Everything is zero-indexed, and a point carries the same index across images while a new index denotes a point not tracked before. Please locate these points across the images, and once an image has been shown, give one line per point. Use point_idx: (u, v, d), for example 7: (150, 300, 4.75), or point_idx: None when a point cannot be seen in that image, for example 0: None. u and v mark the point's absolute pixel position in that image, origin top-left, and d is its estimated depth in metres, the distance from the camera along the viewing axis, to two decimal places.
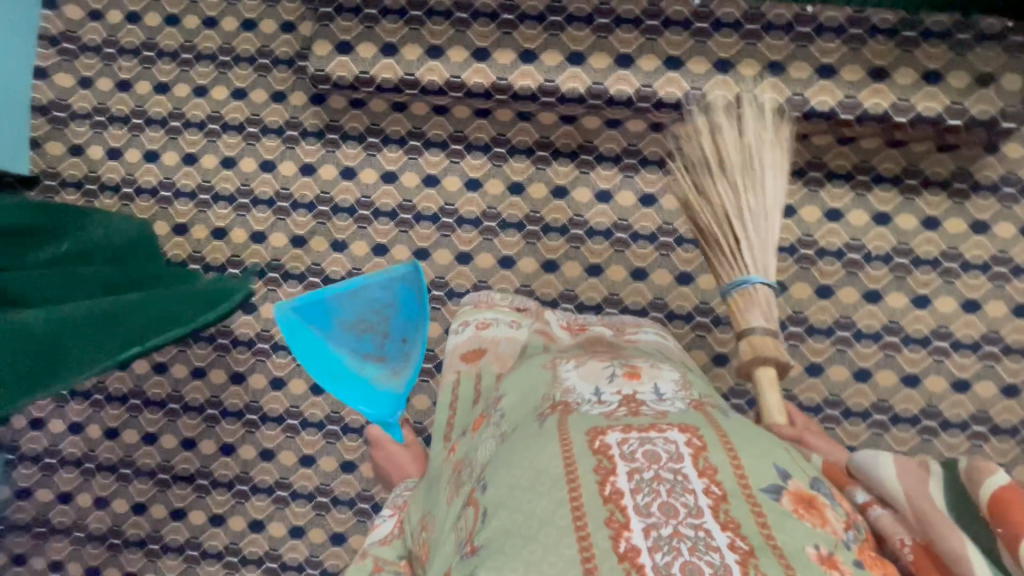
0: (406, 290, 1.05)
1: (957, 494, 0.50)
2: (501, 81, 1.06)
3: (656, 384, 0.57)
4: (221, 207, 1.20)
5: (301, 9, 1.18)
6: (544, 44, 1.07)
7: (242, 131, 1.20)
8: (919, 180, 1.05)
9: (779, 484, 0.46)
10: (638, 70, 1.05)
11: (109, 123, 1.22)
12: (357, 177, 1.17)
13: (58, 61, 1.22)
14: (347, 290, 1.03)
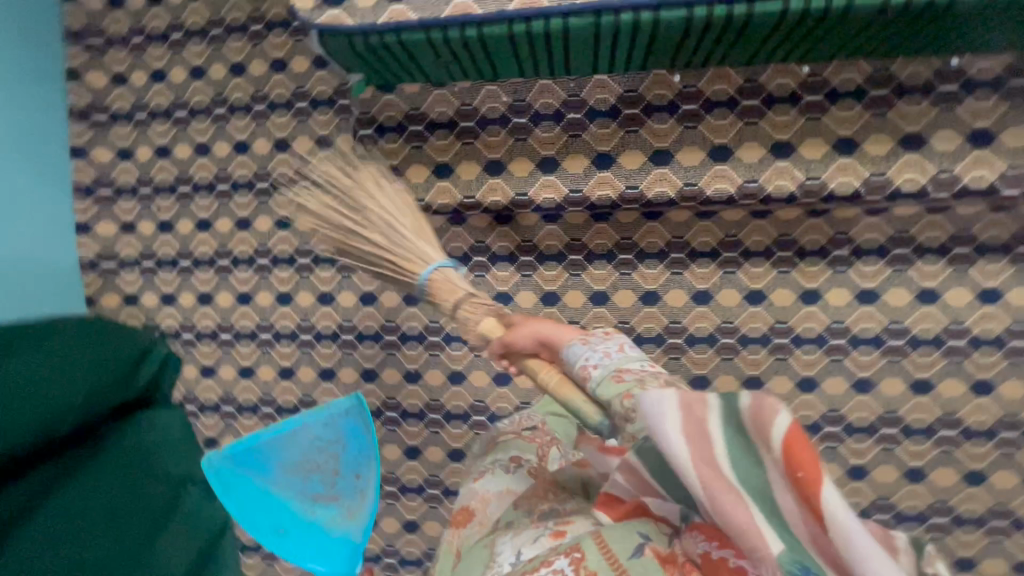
0: (352, 425, 0.96)
1: (734, 437, 0.41)
2: (466, 200, 1.13)
3: (574, 530, 0.64)
4: (239, 341, 1.35)
5: (291, 123, 1.27)
6: (507, 151, 1.11)
7: (253, 264, 1.32)
8: (856, 252, 1.10)
9: (641, 543, 0.53)
10: (619, 168, 1.07)
11: (156, 268, 1.36)
12: (377, 303, 1.28)
13: (97, 209, 1.36)
14: (283, 432, 0.93)
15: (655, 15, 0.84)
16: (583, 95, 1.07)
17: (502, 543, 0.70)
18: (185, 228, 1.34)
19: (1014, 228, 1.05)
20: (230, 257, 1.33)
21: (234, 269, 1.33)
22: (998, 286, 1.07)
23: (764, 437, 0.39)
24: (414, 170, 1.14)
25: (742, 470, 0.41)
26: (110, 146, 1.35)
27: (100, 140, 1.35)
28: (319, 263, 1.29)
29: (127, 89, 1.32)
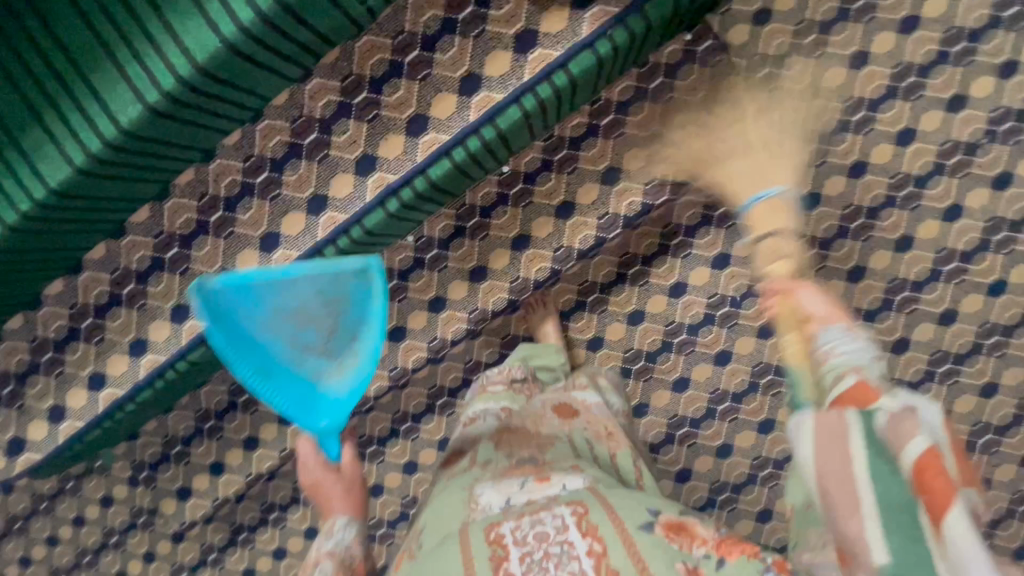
0: (360, 288, 0.67)
1: (874, 448, 0.50)
2: (431, 344, 1.14)
3: (563, 480, 0.69)
4: None
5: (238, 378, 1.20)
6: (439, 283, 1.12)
7: (301, 500, 1.37)
8: None
9: (651, 519, 0.62)
10: (540, 240, 1.09)
11: (223, 554, 1.41)
12: (420, 467, 1.31)
13: (148, 536, 1.43)
14: (282, 283, 0.66)
15: (495, 126, 0.88)
16: (468, 201, 1.09)
17: (483, 485, 0.72)
18: (225, 508, 1.38)
19: (888, 72, 1.09)
20: (276, 508, 1.37)
21: (288, 514, 1.37)
22: (907, 125, 1.10)
23: (899, 457, 0.49)
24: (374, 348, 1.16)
25: (882, 483, 0.49)
26: (122, 480, 1.39)
27: (110, 480, 1.40)
28: None
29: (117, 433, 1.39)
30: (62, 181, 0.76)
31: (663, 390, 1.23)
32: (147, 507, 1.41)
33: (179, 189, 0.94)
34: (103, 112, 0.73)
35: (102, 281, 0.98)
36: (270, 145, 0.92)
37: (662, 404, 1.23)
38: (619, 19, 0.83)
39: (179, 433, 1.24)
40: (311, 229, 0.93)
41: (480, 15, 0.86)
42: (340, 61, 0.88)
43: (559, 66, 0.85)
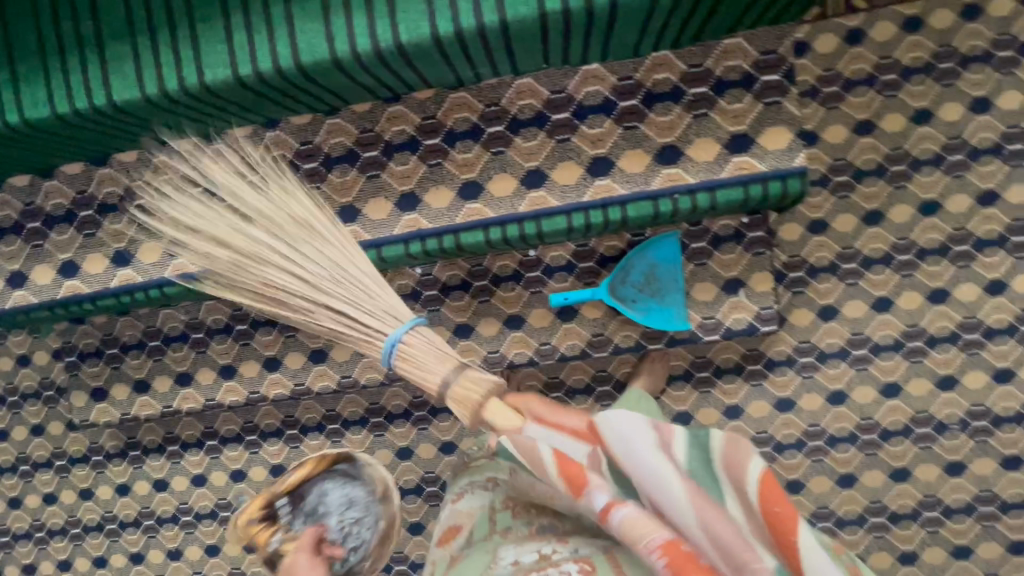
0: (671, 301, 1.06)
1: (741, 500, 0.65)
2: (390, 372, 1.16)
3: (591, 572, 0.62)
4: (201, 521, 1.38)
5: (203, 314, 1.21)
6: (425, 322, 1.14)
7: (202, 446, 1.36)
8: (767, 365, 1.17)
9: None
10: (532, 329, 1.11)
11: (108, 460, 1.40)
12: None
13: (46, 411, 1.40)
14: (670, 269, 1.06)
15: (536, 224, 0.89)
16: (485, 264, 1.11)
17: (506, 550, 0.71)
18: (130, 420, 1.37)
19: (901, 327, 1.13)
20: (178, 442, 1.37)
21: (186, 452, 1.37)
22: (896, 380, 1.15)
23: (744, 482, 0.59)
24: (337, 350, 1.17)
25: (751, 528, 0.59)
26: (46, 349, 1.36)
27: (34, 343, 1.37)
28: (265, 438, 1.33)
29: None
30: (125, 100, 0.77)
31: None
32: (56, 385, 1.38)
33: (230, 140, 0.96)
34: (192, 61, 0.75)
35: (118, 183, 0.99)
36: (331, 142, 0.94)
37: None
38: (688, 190, 0.87)
39: (122, 338, 1.23)
40: (332, 233, 0.94)
41: (569, 124, 0.90)
42: (430, 102, 0.91)
43: (620, 203, 0.87)
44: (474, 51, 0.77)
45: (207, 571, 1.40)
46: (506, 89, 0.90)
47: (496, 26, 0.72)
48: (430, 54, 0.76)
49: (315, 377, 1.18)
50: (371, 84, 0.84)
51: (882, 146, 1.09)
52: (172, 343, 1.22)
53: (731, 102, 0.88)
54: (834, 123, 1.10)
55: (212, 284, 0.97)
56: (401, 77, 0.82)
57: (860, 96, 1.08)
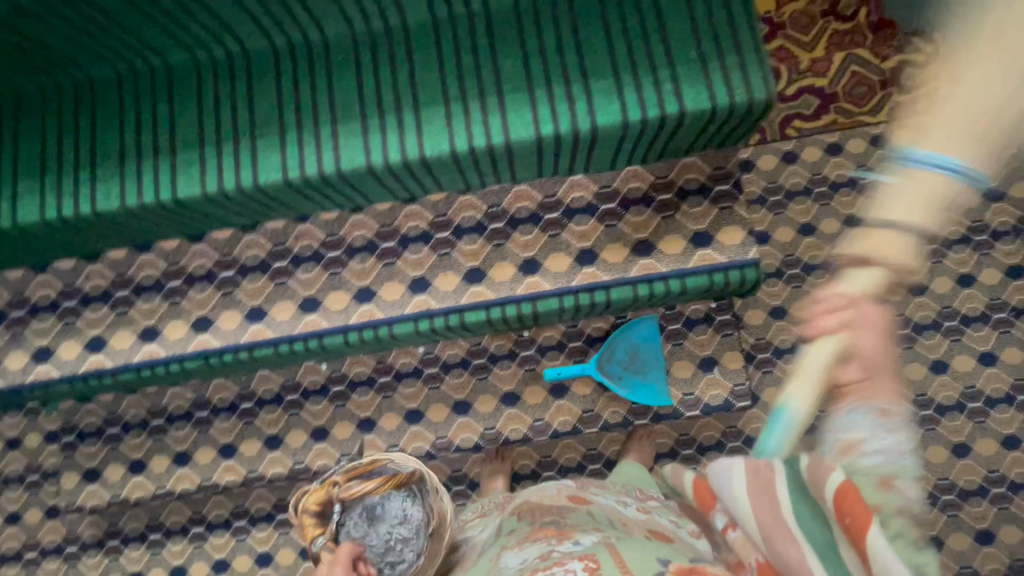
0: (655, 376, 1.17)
1: (797, 491, 0.52)
2: (389, 448, 1.20)
3: (577, 538, 0.69)
4: None
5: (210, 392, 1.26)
6: (425, 399, 1.21)
7: (187, 533, 1.32)
8: (745, 440, 1.25)
9: (661, 567, 0.62)
10: (526, 405, 1.19)
11: (83, 550, 1.34)
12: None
13: (26, 497, 1.36)
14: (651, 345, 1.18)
15: (532, 304, 1.03)
16: (483, 343, 1.22)
17: (506, 556, 0.72)
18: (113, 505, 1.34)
19: None
20: (161, 529, 1.33)
21: (168, 540, 1.32)
22: None
23: (819, 490, 0.49)
24: (338, 427, 1.22)
25: (805, 521, 0.51)
26: (39, 431, 1.36)
27: (27, 424, 1.37)
28: (255, 523, 1.31)
29: None
30: (191, 194, 0.92)
31: None
32: (42, 468, 1.36)
33: (265, 232, 1.10)
34: (250, 166, 0.91)
35: (156, 268, 1.10)
36: (354, 235, 1.09)
37: None
38: (661, 277, 1.02)
39: (126, 417, 1.26)
40: (349, 311, 1.05)
41: (560, 223, 1.07)
42: (442, 203, 1.09)
43: (604, 288, 1.03)
44: (483, 161, 0.95)
45: None
46: (507, 194, 1.09)
47: (502, 144, 0.90)
48: (447, 163, 0.93)
49: (314, 455, 1.21)
50: (398, 185, 1.00)
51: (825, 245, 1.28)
52: (175, 420, 1.25)
53: (692, 205, 1.06)
54: (782, 225, 1.30)
55: (230, 358, 1.05)
56: (421, 180, 0.99)
57: (801, 204, 1.29)
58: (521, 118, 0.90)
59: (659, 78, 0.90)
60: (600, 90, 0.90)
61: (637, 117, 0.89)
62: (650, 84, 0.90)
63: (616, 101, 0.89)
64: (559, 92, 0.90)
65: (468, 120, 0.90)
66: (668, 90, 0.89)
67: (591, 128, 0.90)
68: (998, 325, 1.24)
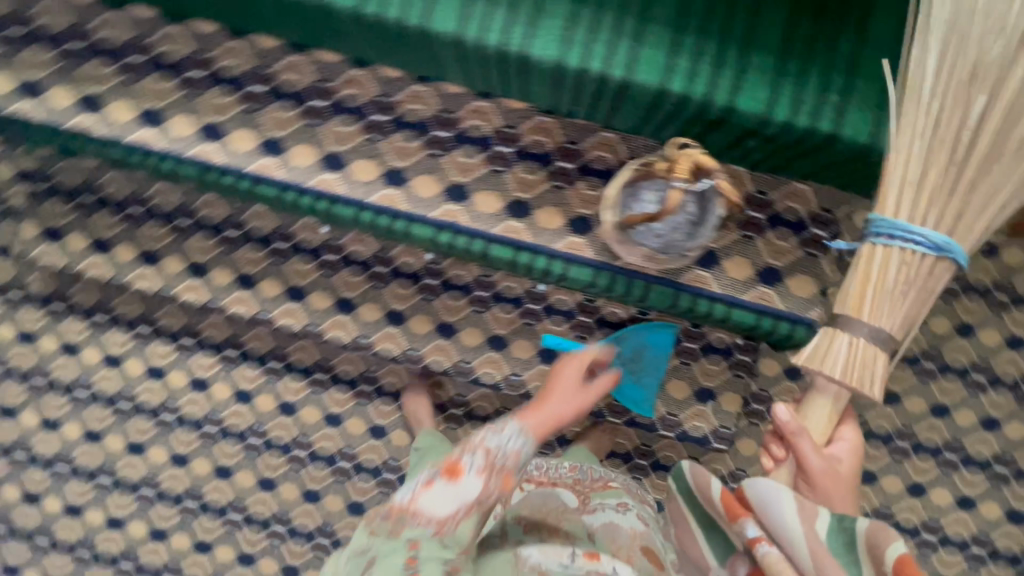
0: (650, 384, 1.11)
1: (847, 543, 0.69)
2: (308, 326, 1.16)
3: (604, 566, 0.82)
4: (64, 389, 1.33)
5: (142, 188, 1.16)
6: (363, 293, 1.17)
7: (92, 317, 1.29)
8: (649, 461, 1.23)
9: None
10: (458, 342, 1.15)
11: None
12: (207, 391, 1.30)
13: None
14: (661, 357, 1.10)
15: (484, 245, 0.98)
16: (442, 265, 1.14)
17: (528, 550, 0.83)
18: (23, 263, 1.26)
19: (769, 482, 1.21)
20: (68, 304, 1.28)
21: (71, 319, 1.29)
22: None
23: None
24: (266, 284, 1.17)
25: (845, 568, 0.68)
26: None
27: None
28: (158, 336, 1.29)
29: None
30: None
31: None
32: None
33: (252, 46, 1.00)
34: None
35: (121, 33, 1.00)
36: (347, 91, 1.01)
37: None
38: (625, 274, 0.96)
39: (56, 179, 1.17)
40: (311, 173, 0.99)
41: (568, 175, 1.00)
42: (455, 97, 1.00)
43: (566, 260, 0.97)
44: (513, 70, 0.87)
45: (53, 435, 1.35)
46: (526, 119, 1.00)
47: (542, 60, 0.82)
48: (478, 53, 0.84)
49: (233, 300, 1.16)
50: (431, 61, 0.92)
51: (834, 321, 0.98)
52: (105, 207, 1.17)
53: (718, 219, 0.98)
54: (802, 277, 0.97)
55: (192, 170, 0.99)
56: (448, 64, 0.91)
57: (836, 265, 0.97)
58: (573, 38, 0.82)
59: (728, 60, 0.81)
60: (651, 39, 0.81)
61: (677, 87, 0.81)
62: (716, 61, 0.81)
63: (665, 61, 0.81)
64: (607, 23, 0.81)
65: (520, 20, 0.82)
66: (732, 77, 0.81)
67: (625, 78, 0.82)
68: (940, 464, 1.19)
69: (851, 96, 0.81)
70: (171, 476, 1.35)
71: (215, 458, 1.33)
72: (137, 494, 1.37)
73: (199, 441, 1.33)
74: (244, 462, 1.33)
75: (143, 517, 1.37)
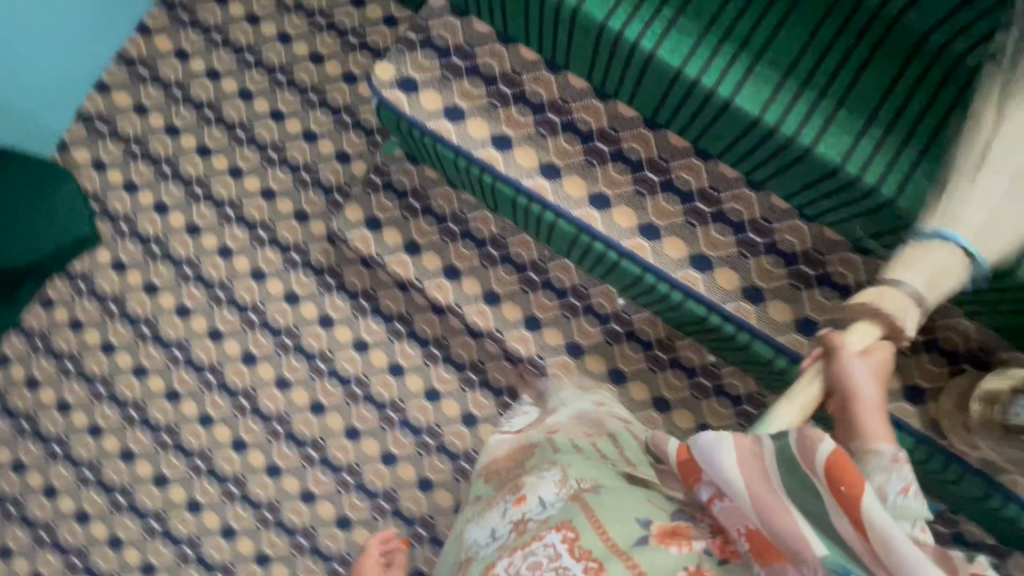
0: None
1: (788, 466, 0.56)
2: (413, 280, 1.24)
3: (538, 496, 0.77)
4: (162, 262, 1.41)
5: (328, 126, 1.41)
6: (470, 266, 1.24)
7: (220, 208, 1.41)
8: None
9: (641, 528, 0.68)
10: (540, 337, 1.21)
11: (141, 157, 1.43)
12: (297, 306, 1.37)
13: (124, 79, 1.44)
14: None
15: (605, 249, 1.02)
16: (548, 266, 1.21)
17: (478, 523, 0.84)
18: (185, 144, 1.43)
19: None
20: (206, 189, 1.42)
21: (201, 202, 1.42)
22: None
23: (812, 461, 0.53)
24: (387, 234, 1.25)
25: (802, 495, 0.56)
26: (180, 43, 1.44)
27: (166, 30, 1.44)
28: (272, 244, 1.39)
29: (221, 10, 1.45)
30: None
31: (446, 490, 1.29)
32: (159, 74, 1.44)
33: (468, 27, 1.06)
34: None
35: None
36: (530, 87, 1.05)
37: (438, 494, 1.29)
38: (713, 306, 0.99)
39: (252, 100, 1.43)
40: (479, 144, 1.03)
41: (702, 217, 1.01)
42: (626, 119, 1.03)
43: (658, 276, 1.00)
44: (676, 95, 0.88)
45: (130, 299, 1.42)
46: (678, 156, 1.02)
47: (710, 94, 0.84)
48: (655, 72, 0.86)
49: (358, 238, 1.26)
50: (605, 64, 0.94)
51: (922, 424, 0.94)
52: (295, 129, 1.42)
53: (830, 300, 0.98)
54: (891, 369, 0.97)
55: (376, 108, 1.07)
56: (621, 73, 0.93)
57: (935, 365, 0.96)
58: (745, 83, 0.83)
59: (887, 144, 0.81)
60: (799, 100, 0.82)
61: (837, 161, 0.81)
62: (875, 142, 0.81)
63: (819, 124, 0.82)
64: (766, 69, 0.83)
65: (702, 53, 0.84)
66: (885, 160, 0.80)
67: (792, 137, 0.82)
68: None
69: None
70: (227, 374, 1.38)
71: (267, 369, 1.37)
72: (177, 379, 1.39)
73: (263, 348, 1.37)
74: (296, 384, 1.36)
75: (174, 404, 1.39)
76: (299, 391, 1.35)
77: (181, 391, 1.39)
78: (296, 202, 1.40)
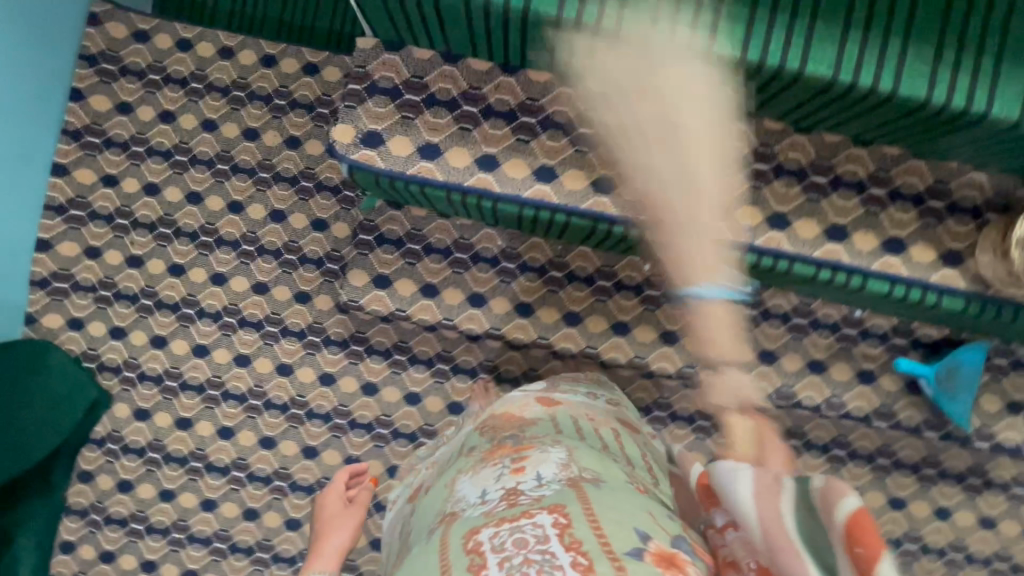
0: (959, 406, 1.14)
1: (805, 509, 0.49)
2: (444, 320, 1.22)
3: (537, 469, 0.73)
4: (183, 392, 1.36)
5: (292, 198, 1.34)
6: (493, 287, 1.23)
7: (218, 319, 1.35)
8: None
9: (638, 541, 0.62)
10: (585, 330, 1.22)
11: (116, 299, 1.35)
12: (335, 386, 1.33)
13: (62, 229, 1.33)
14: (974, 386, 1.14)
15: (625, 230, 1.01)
16: (566, 259, 1.23)
17: (463, 478, 0.78)
18: (155, 269, 1.35)
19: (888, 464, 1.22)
20: (196, 307, 1.35)
21: (197, 319, 1.35)
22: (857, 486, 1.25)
23: (828, 513, 0.46)
24: (401, 285, 1.23)
25: (811, 534, 0.48)
26: (103, 169, 1.34)
27: (80, 160, 1.33)
28: (286, 335, 1.34)
29: (130, 119, 1.34)
30: None
31: None
32: (96, 208, 1.34)
33: (409, 58, 1.01)
34: None
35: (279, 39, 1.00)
36: (495, 97, 1.01)
37: None
38: (743, 246, 0.99)
39: (205, 200, 1.34)
40: (466, 172, 0.99)
41: None
42: None
43: None
44: None
45: (167, 442, 1.36)
46: None
47: None
48: None
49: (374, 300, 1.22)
50: (564, 52, 0.91)
51: (968, 282, 0.97)
52: (258, 215, 1.34)
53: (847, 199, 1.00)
54: (924, 243, 0.99)
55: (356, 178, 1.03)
56: (582, 55, 0.91)
57: (961, 225, 0.98)
58: (713, 27, 0.82)
59: (869, 39, 0.80)
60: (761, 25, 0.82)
61: (829, 75, 0.81)
62: (856, 42, 0.80)
63: (793, 40, 0.81)
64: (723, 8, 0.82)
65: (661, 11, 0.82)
66: (873, 54, 0.80)
67: (779, 67, 0.82)
68: None
69: (1001, 78, 0.80)
70: (293, 476, 1.35)
71: (332, 455, 1.34)
72: (248, 497, 1.36)
73: (320, 436, 1.34)
74: (365, 458, 1.34)
75: (254, 522, 1.36)
76: (373, 463, 1.34)
77: (254, 508, 1.36)
78: (292, 286, 1.34)
